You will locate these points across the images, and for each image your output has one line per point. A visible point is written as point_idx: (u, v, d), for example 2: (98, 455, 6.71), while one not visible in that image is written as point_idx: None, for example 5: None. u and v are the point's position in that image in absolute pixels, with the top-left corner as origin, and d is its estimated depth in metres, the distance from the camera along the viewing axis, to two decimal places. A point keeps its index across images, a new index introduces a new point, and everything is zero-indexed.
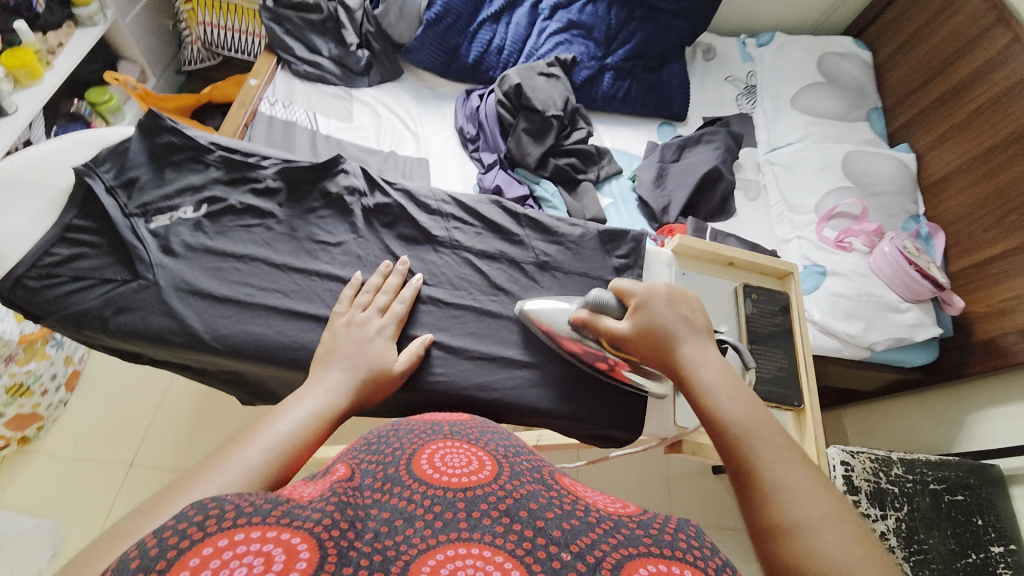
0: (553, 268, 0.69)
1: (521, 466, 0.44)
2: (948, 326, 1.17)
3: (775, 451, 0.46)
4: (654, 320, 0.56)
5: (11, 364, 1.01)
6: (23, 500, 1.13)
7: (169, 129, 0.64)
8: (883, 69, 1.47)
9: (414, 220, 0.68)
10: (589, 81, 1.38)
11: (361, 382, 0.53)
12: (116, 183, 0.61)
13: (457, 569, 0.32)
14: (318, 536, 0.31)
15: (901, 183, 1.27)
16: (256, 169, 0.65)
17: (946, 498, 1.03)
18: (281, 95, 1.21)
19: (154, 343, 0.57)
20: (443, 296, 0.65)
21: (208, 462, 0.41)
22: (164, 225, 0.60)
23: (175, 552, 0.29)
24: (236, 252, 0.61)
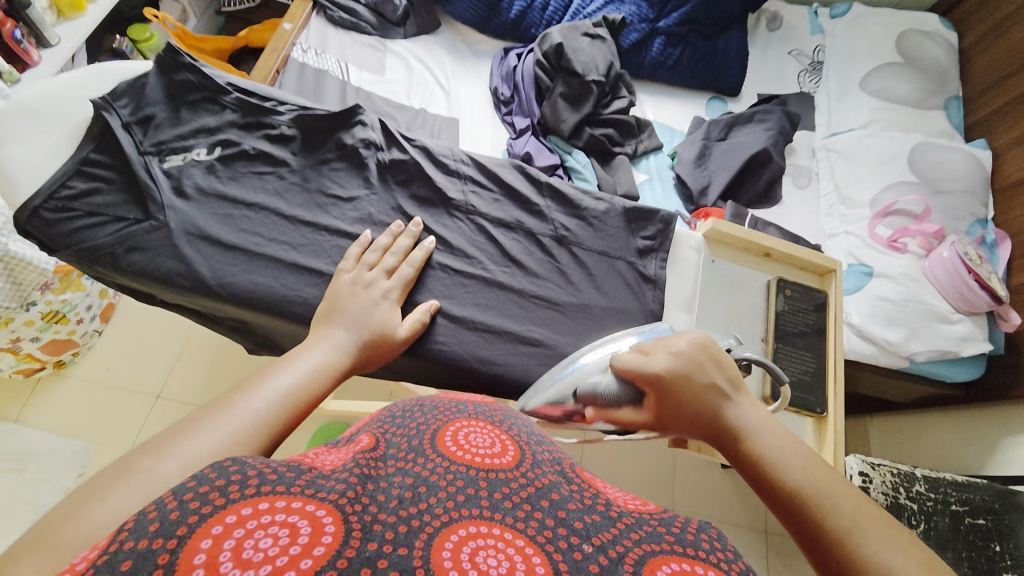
0: (571, 243, 0.66)
1: (544, 454, 0.41)
2: (999, 344, 1.07)
3: (854, 516, 0.41)
4: (678, 392, 0.50)
5: (47, 292, 1.07)
6: (60, 418, 1.22)
7: (187, 67, 0.63)
8: (966, 55, 1.32)
9: (429, 180, 0.65)
10: (637, 46, 1.29)
11: (366, 343, 0.53)
12: (132, 119, 0.60)
13: (478, 548, 0.30)
14: (342, 509, 0.30)
15: (972, 182, 1.15)
16: (272, 114, 0.64)
17: (965, 520, 0.95)
18: (314, 41, 1.18)
19: (162, 285, 0.57)
20: (453, 263, 0.63)
21: (213, 407, 0.41)
22: (177, 165, 0.60)
23: (197, 517, 0.28)
24: (247, 200, 0.60)
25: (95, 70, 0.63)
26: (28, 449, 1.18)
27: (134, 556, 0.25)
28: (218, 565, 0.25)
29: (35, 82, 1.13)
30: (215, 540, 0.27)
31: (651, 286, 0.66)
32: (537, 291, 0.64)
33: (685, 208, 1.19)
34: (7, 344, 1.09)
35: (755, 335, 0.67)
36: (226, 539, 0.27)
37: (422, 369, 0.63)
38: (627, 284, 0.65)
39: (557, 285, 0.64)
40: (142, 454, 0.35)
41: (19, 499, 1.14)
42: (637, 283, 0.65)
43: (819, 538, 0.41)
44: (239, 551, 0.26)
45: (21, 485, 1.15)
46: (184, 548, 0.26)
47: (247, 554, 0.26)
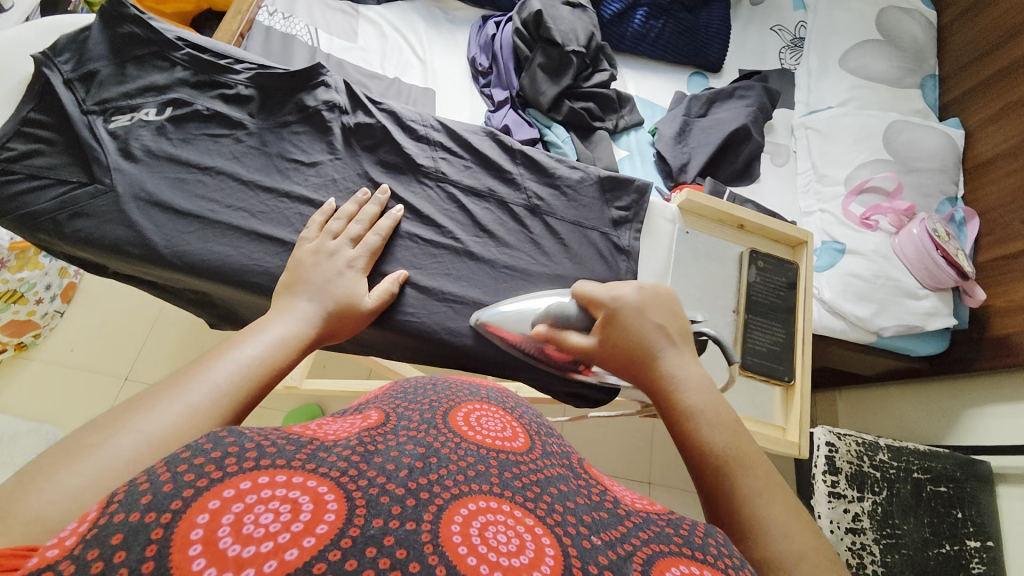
0: (544, 213, 0.64)
1: (552, 446, 0.41)
2: (963, 318, 1.11)
3: (760, 484, 0.42)
4: (631, 321, 0.51)
5: (3, 270, 1.02)
6: (23, 402, 1.18)
7: (132, 20, 0.59)
8: (944, 34, 1.33)
9: (397, 145, 0.63)
10: (619, 18, 1.27)
11: (332, 313, 0.51)
12: (73, 76, 0.56)
13: (487, 524, 0.29)
14: (346, 487, 0.27)
15: (943, 161, 1.17)
16: (227, 73, 0.60)
17: (928, 488, 1.02)
18: (281, 4, 1.11)
19: (111, 254, 0.54)
20: (423, 232, 0.62)
21: (168, 382, 0.38)
22: (123, 125, 0.56)
23: (191, 491, 0.25)
24: (201, 163, 0.57)
25: (37, 24, 0.59)
26: None
27: (126, 530, 0.23)
28: (216, 541, 0.24)
29: None
30: (212, 516, 0.24)
31: (625, 257, 0.65)
32: (509, 262, 0.62)
33: (664, 184, 1.19)
34: None
35: (726, 305, 0.68)
36: (225, 514, 0.24)
37: (392, 342, 0.62)
38: (600, 254, 0.64)
39: (529, 255, 0.63)
40: (91, 432, 0.33)
41: None
42: (610, 253, 0.64)
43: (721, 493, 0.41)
44: (238, 526, 0.24)
45: None
46: (179, 522, 0.24)
47: (248, 529, 0.24)
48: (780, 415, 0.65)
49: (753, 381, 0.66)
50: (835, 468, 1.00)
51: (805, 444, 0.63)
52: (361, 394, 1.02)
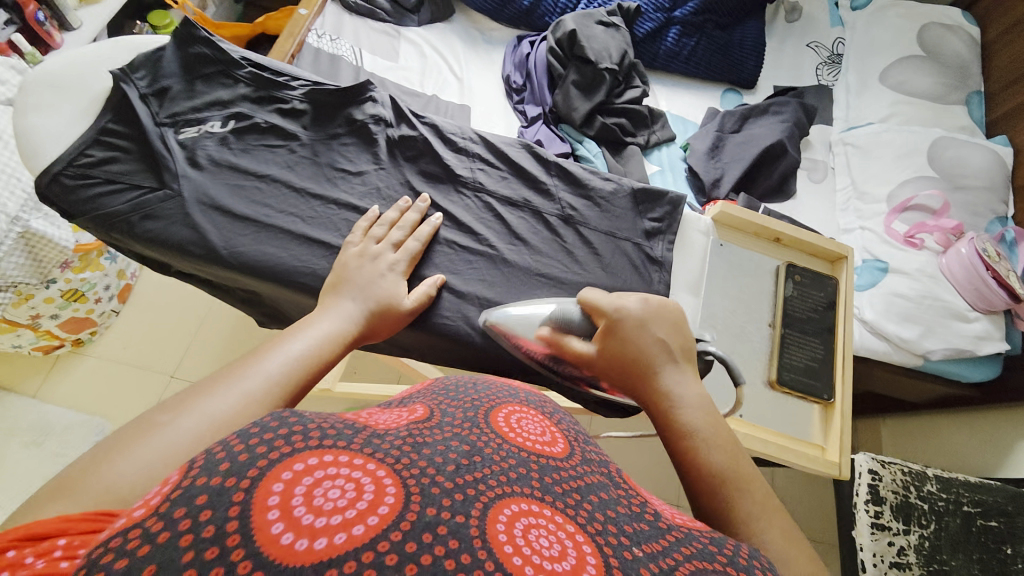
0: (578, 223, 0.65)
1: (591, 453, 0.41)
2: (1016, 344, 1.05)
3: (759, 507, 0.42)
4: (631, 335, 0.51)
5: (68, 270, 1.10)
6: (77, 395, 1.26)
7: (202, 41, 0.64)
8: (989, 50, 1.29)
9: (437, 156, 0.66)
10: (651, 36, 1.29)
11: (374, 312, 0.53)
12: (148, 91, 0.61)
13: (530, 527, 0.29)
14: (400, 474, 0.29)
15: (993, 179, 1.12)
16: (284, 89, 0.65)
17: (977, 522, 0.94)
18: (330, 27, 1.19)
19: (175, 253, 0.58)
20: (460, 239, 0.63)
21: (227, 370, 0.41)
22: (191, 136, 0.61)
23: (266, 461, 0.27)
24: (258, 172, 0.61)
25: (116, 43, 0.64)
26: (46, 423, 1.22)
27: (209, 492, 0.25)
28: (291, 508, 0.26)
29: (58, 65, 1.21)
30: (285, 486, 0.26)
31: (658, 268, 0.65)
32: (543, 270, 0.63)
33: (696, 199, 1.18)
34: (27, 321, 1.11)
35: (761, 319, 0.67)
36: (295, 486, 0.27)
37: (428, 345, 0.63)
38: (632, 265, 0.64)
39: (562, 263, 0.64)
40: (160, 412, 0.36)
41: (37, 470, 1.18)
42: (643, 264, 0.65)
43: (723, 518, 0.42)
44: (309, 498, 0.26)
45: (39, 459, 1.19)
46: (257, 489, 0.26)
47: (319, 502, 0.26)
48: (818, 433, 0.63)
49: (791, 398, 0.64)
50: (879, 498, 0.96)
51: (845, 464, 0.61)
52: (392, 398, 1.04)
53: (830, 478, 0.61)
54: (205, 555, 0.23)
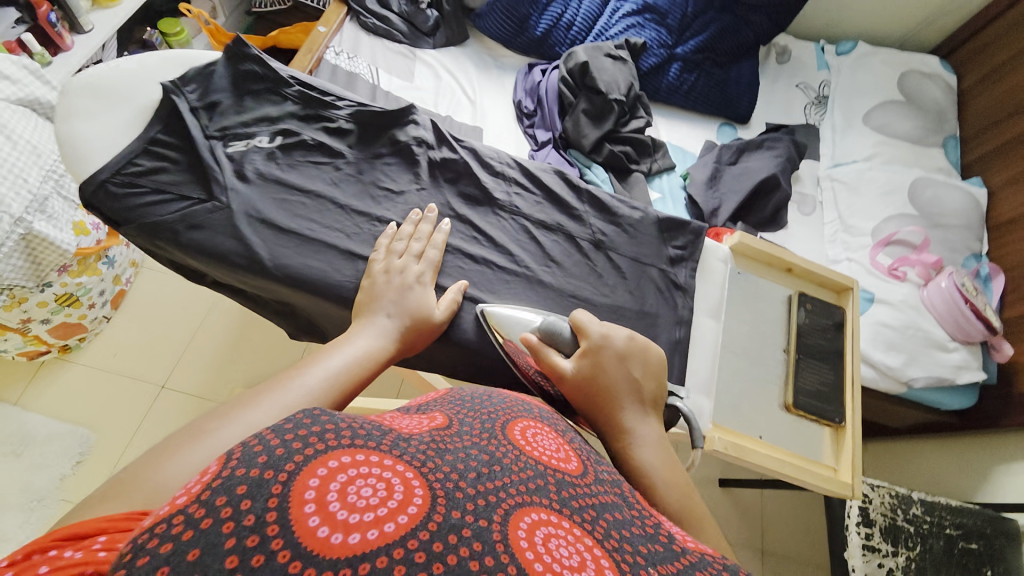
0: (608, 248, 0.68)
1: (605, 473, 0.40)
2: (993, 373, 1.12)
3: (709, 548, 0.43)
4: (608, 367, 0.54)
5: (65, 274, 1.07)
6: (57, 404, 1.21)
7: (253, 58, 0.66)
8: (965, 97, 1.39)
9: (476, 179, 0.68)
10: (655, 70, 1.34)
11: (408, 327, 0.54)
12: (198, 104, 0.62)
13: (549, 536, 0.30)
14: (427, 478, 0.30)
15: (967, 218, 1.21)
16: (331, 108, 0.67)
17: (959, 544, 0.99)
18: (347, 45, 1.22)
19: (220, 264, 0.59)
20: (497, 260, 0.66)
21: (271, 382, 0.42)
22: (240, 150, 0.62)
23: (303, 457, 0.28)
24: (305, 187, 0.62)
25: (170, 56, 0.64)
26: (25, 433, 1.16)
27: (248, 483, 0.26)
28: (327, 504, 0.26)
29: (65, 66, 1.19)
30: (320, 482, 0.27)
31: (682, 294, 0.68)
32: (574, 290, 0.66)
33: None
34: (17, 326, 1.07)
35: (776, 345, 0.70)
36: (331, 481, 0.27)
37: (460, 362, 0.65)
38: (658, 290, 0.67)
39: (592, 286, 0.66)
40: (208, 420, 0.37)
41: (15, 483, 1.12)
42: (668, 289, 0.68)
43: None
44: (344, 495, 0.27)
45: (16, 470, 1.13)
46: (294, 482, 0.27)
47: (352, 499, 0.27)
48: (830, 455, 0.66)
49: (805, 421, 0.67)
50: (869, 521, 1.00)
51: (858, 485, 0.64)
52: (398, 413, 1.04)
53: (844, 498, 0.64)
54: (247, 542, 0.24)
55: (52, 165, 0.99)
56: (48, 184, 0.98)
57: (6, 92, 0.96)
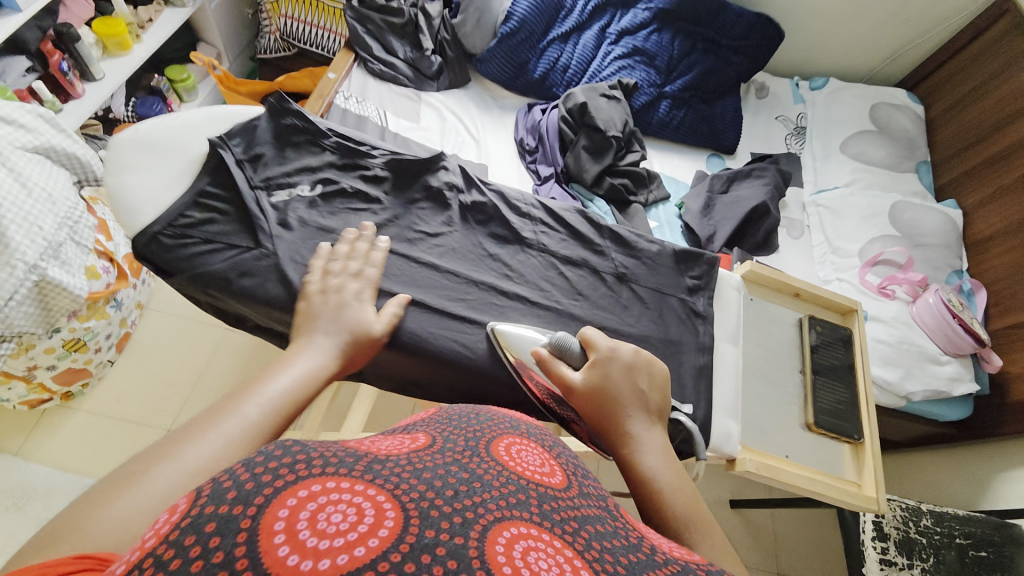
0: (630, 280, 0.72)
1: (590, 487, 0.39)
2: (985, 384, 1.17)
3: (716, 550, 0.43)
4: (615, 378, 0.56)
5: (74, 319, 1.07)
6: (57, 454, 1.17)
7: (293, 113, 0.70)
8: (933, 125, 1.51)
9: (506, 220, 0.72)
10: (647, 107, 1.42)
11: (348, 344, 0.55)
12: (243, 157, 0.66)
13: (529, 550, 0.27)
14: (401, 497, 0.27)
15: (946, 238, 1.29)
16: (367, 157, 0.71)
17: (969, 552, 1.01)
18: (356, 89, 1.27)
19: (268, 308, 0.61)
20: (530, 296, 0.69)
21: (206, 413, 0.42)
22: (283, 199, 0.65)
23: (271, 490, 0.26)
24: (347, 233, 0.66)
25: (215, 112, 0.68)
26: (28, 486, 1.12)
27: (218, 519, 0.24)
28: (297, 532, 0.24)
29: (76, 113, 1.21)
30: (291, 513, 0.25)
31: (702, 321, 0.71)
32: (602, 322, 0.69)
33: None
34: (22, 373, 1.06)
35: (793, 366, 0.74)
36: (301, 512, 0.25)
37: (495, 395, 0.67)
38: (679, 318, 0.71)
39: (618, 317, 0.69)
40: (141, 462, 0.37)
41: (14, 540, 1.07)
42: (689, 317, 0.71)
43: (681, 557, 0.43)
44: (314, 523, 0.25)
45: (17, 526, 1.09)
46: (263, 515, 0.25)
47: (322, 525, 0.25)
48: (853, 471, 0.69)
49: (825, 439, 0.70)
50: (883, 534, 1.03)
51: (883, 500, 0.67)
52: None
53: (873, 512, 0.67)
54: None
55: (68, 212, 0.99)
56: (62, 231, 0.98)
57: (22, 141, 0.96)
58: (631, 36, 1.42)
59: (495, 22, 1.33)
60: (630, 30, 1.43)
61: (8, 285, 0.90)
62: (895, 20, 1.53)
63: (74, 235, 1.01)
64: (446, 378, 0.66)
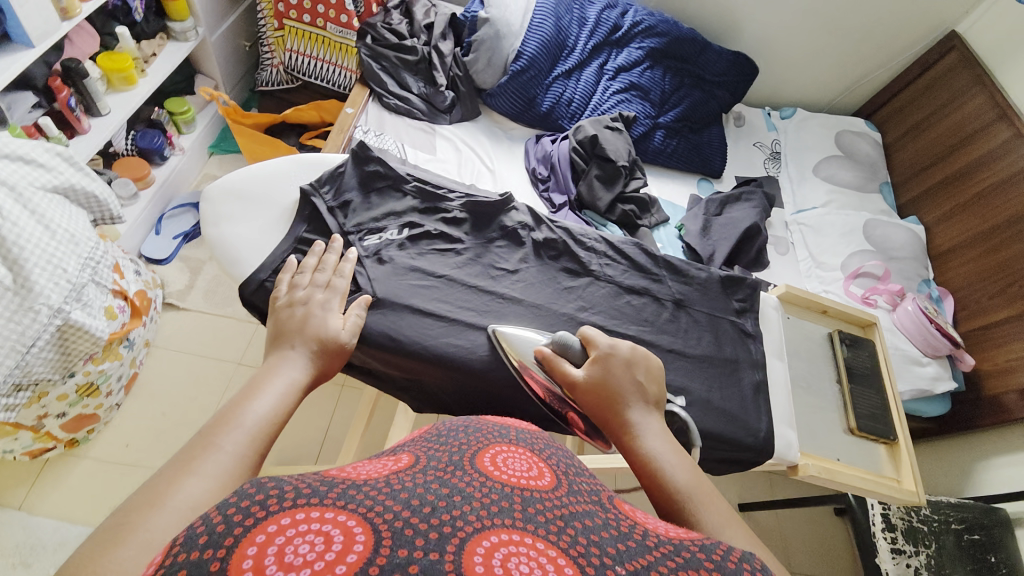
0: (688, 306, 0.82)
1: (581, 484, 0.42)
2: (961, 381, 1.31)
3: (722, 517, 0.47)
4: (615, 374, 0.60)
5: (89, 362, 1.03)
6: (66, 507, 1.12)
7: (375, 160, 0.81)
8: (892, 149, 1.69)
9: (575, 254, 0.83)
10: (643, 137, 1.52)
11: (317, 352, 0.57)
12: (334, 204, 0.78)
13: (510, 555, 0.30)
14: (374, 520, 0.29)
15: (914, 251, 1.45)
16: (444, 201, 0.83)
17: (965, 537, 1.12)
18: (373, 123, 1.33)
19: (377, 349, 0.70)
20: (605, 322, 0.77)
21: (179, 458, 0.41)
22: (375, 242, 0.77)
23: (241, 529, 0.28)
24: (435, 272, 0.77)
25: (298, 162, 0.83)
26: (34, 541, 1.07)
27: (188, 566, 0.27)
28: (264, 568, 0.26)
29: (83, 147, 1.19)
30: (259, 549, 0.27)
31: (752, 340, 0.82)
32: (670, 344, 0.78)
33: None
34: (32, 423, 1.01)
35: (830, 376, 0.87)
36: (268, 547, 0.27)
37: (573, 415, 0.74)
38: (733, 338, 0.81)
39: (682, 340, 0.79)
40: (128, 516, 0.35)
41: None
42: (743, 338, 0.82)
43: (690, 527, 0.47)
44: (281, 556, 0.27)
45: None
46: (232, 556, 0.27)
47: (289, 558, 0.27)
48: (891, 468, 0.82)
49: (866, 440, 0.83)
50: (891, 525, 1.13)
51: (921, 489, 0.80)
52: None
53: (913, 504, 0.79)
54: None
55: (90, 252, 0.96)
56: (86, 272, 0.94)
57: (42, 180, 0.92)
58: (626, 72, 1.53)
59: (505, 59, 1.40)
60: (626, 67, 1.53)
61: (31, 332, 0.86)
62: (852, 58, 1.72)
63: (95, 276, 0.99)
64: (524, 402, 0.71)
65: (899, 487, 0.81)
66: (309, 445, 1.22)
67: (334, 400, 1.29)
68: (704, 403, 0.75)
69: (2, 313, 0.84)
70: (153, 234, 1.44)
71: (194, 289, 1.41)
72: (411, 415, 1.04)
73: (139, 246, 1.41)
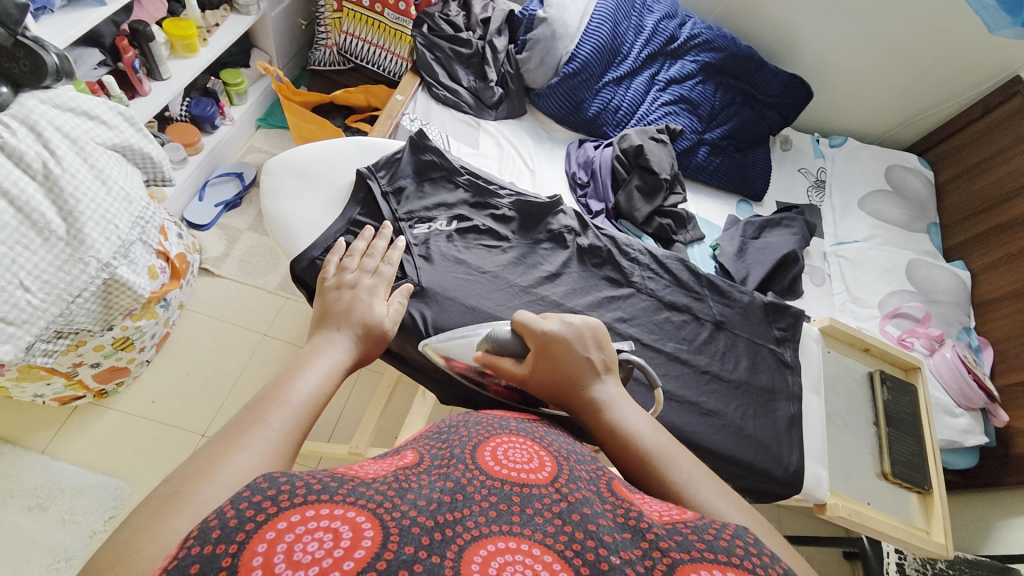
0: (726, 327, 0.81)
1: (581, 471, 0.41)
2: (993, 436, 1.26)
3: (690, 470, 0.48)
4: (559, 355, 0.56)
5: (128, 318, 1.07)
6: (89, 454, 1.16)
7: (431, 151, 0.84)
8: (943, 189, 1.63)
9: (617, 264, 0.82)
10: (687, 152, 1.49)
11: (360, 336, 0.57)
12: (387, 188, 0.80)
13: (506, 564, 0.30)
14: (381, 516, 0.30)
15: (957, 296, 1.40)
16: (495, 197, 0.85)
17: None
18: (420, 112, 1.35)
19: (416, 338, 0.72)
20: (643, 336, 0.77)
21: (228, 431, 0.41)
22: (424, 231, 0.79)
23: (252, 524, 0.28)
24: (480, 267, 0.79)
25: (354, 144, 0.86)
26: (53, 484, 1.11)
27: (200, 561, 0.27)
28: (273, 566, 0.27)
29: (142, 109, 1.23)
30: (269, 546, 0.28)
31: (791, 371, 0.81)
32: (706, 366, 0.77)
33: None
34: (66, 370, 1.05)
35: (867, 417, 0.86)
36: (278, 544, 0.28)
37: None
38: (770, 366, 0.80)
39: (719, 364, 0.78)
40: (181, 483, 0.36)
41: (44, 540, 1.06)
42: (780, 367, 0.80)
43: (665, 491, 0.47)
44: (290, 553, 0.27)
45: (43, 525, 1.08)
46: (243, 552, 0.27)
47: (298, 556, 0.27)
48: (922, 519, 0.80)
49: (900, 487, 0.82)
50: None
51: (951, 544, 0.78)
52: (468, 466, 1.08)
53: (940, 557, 0.78)
54: None
55: (141, 212, 0.99)
56: (135, 230, 0.98)
57: (102, 136, 0.95)
58: (677, 84, 1.51)
59: (558, 60, 1.40)
60: (678, 79, 1.51)
61: (78, 283, 0.89)
62: (913, 91, 1.65)
63: (143, 236, 1.02)
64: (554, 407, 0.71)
65: (928, 538, 0.79)
66: (324, 422, 1.24)
67: (351, 381, 1.31)
68: (733, 428, 0.74)
69: (50, 263, 0.86)
70: (196, 200, 1.48)
71: (230, 257, 1.44)
72: (430, 404, 1.04)
73: (182, 210, 1.46)
